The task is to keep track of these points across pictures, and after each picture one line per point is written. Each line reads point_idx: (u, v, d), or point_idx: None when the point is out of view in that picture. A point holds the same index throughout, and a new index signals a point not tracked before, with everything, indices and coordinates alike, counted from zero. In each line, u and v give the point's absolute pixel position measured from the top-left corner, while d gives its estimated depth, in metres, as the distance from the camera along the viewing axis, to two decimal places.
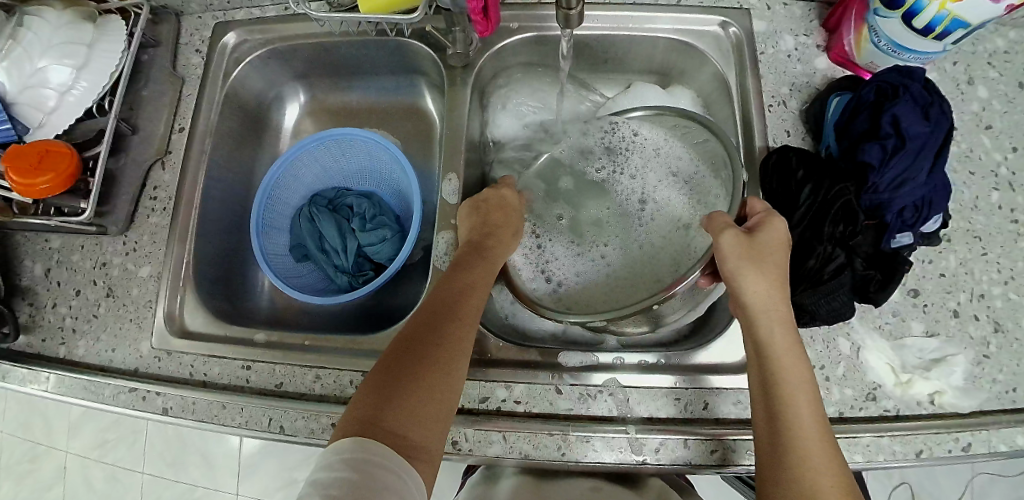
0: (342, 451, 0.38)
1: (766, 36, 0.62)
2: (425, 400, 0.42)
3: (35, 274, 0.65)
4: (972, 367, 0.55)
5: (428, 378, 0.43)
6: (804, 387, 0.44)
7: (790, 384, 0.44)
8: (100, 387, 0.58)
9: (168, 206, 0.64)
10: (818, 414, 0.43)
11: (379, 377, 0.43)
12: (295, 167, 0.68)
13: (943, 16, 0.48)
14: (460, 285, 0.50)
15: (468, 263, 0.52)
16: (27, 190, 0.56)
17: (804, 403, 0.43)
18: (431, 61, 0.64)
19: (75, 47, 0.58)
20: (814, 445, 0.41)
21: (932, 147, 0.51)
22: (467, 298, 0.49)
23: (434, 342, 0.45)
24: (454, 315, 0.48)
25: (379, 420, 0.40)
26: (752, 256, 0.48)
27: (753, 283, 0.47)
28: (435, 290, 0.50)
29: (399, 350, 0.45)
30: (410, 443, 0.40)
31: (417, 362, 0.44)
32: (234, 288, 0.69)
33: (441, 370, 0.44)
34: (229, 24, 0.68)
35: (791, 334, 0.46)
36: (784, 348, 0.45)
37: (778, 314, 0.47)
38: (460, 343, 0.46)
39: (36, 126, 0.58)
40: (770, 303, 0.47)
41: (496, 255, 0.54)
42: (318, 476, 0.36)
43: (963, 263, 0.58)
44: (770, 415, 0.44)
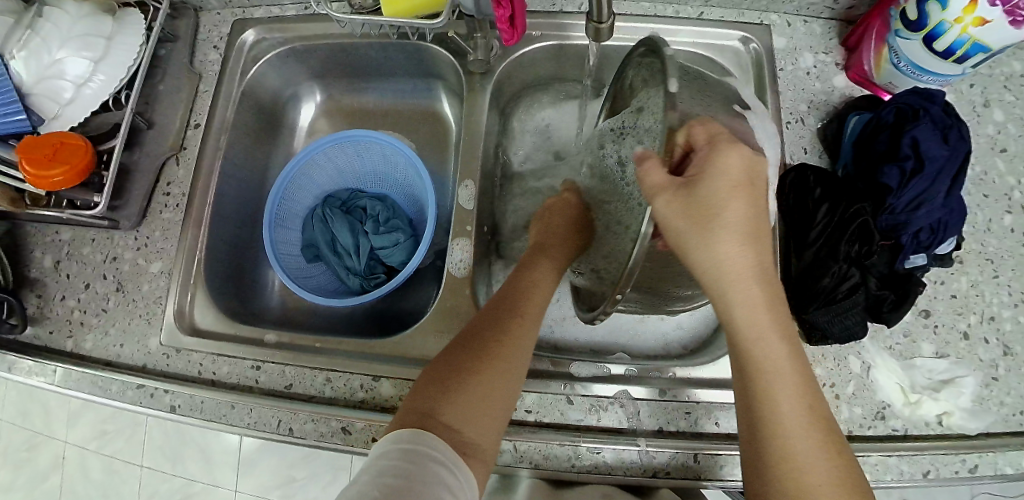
0: (400, 441, 0.38)
1: (786, 53, 0.63)
2: (486, 395, 0.42)
3: (45, 266, 0.64)
4: (981, 389, 0.55)
5: (488, 369, 0.43)
6: (787, 376, 0.39)
7: (767, 378, 0.39)
8: (107, 383, 0.58)
9: (181, 202, 0.64)
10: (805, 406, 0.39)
11: (435, 372, 0.44)
12: (309, 167, 0.68)
13: (964, 39, 0.49)
14: (522, 286, 0.51)
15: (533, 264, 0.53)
16: (39, 181, 0.56)
17: (786, 397, 0.39)
18: (451, 67, 0.64)
19: (94, 39, 0.58)
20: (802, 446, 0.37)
21: (949, 171, 0.52)
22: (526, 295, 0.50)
23: (493, 336, 0.45)
24: (516, 310, 0.48)
25: (435, 414, 0.40)
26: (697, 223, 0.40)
27: (710, 258, 0.40)
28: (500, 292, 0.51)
29: (455, 345, 0.45)
30: (465, 438, 0.40)
31: (477, 356, 0.44)
32: (244, 286, 0.68)
33: (503, 364, 0.44)
34: (248, 21, 0.67)
35: (766, 313, 0.40)
36: (756, 335, 0.40)
37: (748, 292, 0.40)
38: (520, 338, 0.46)
39: (51, 117, 0.58)
40: (737, 281, 0.40)
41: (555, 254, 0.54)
42: (375, 465, 0.37)
43: (974, 285, 0.59)
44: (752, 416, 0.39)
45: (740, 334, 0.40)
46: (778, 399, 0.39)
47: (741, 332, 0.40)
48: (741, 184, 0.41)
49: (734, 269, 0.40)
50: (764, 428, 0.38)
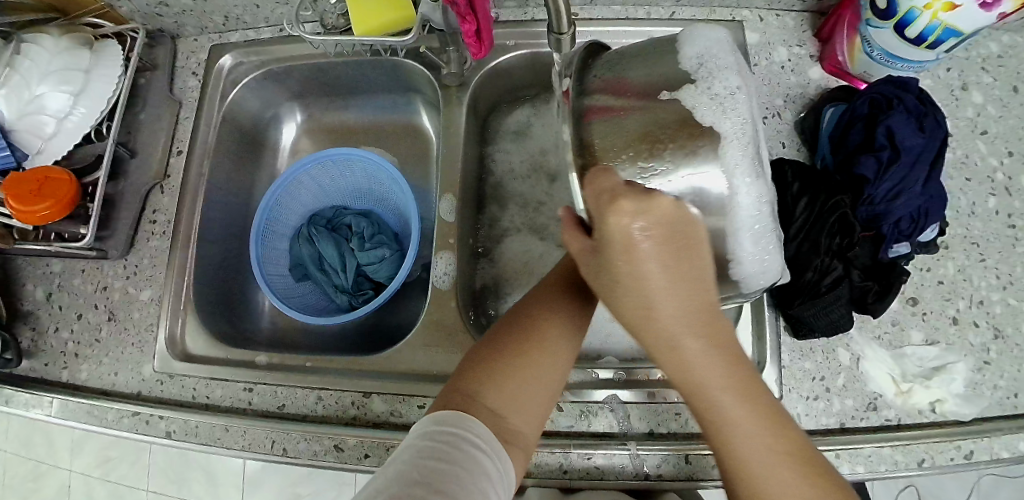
0: (444, 422, 0.37)
1: (759, 48, 0.63)
2: (534, 385, 0.42)
3: (37, 298, 0.65)
4: (973, 374, 0.55)
5: (533, 354, 0.43)
6: (750, 428, 0.36)
7: (727, 433, 0.37)
8: (104, 412, 0.59)
9: (168, 229, 0.64)
10: (779, 455, 0.36)
11: (487, 354, 0.43)
12: (293, 187, 0.69)
13: (935, 26, 0.49)
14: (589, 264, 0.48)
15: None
16: (26, 216, 0.56)
17: (750, 453, 0.36)
18: (427, 81, 0.64)
19: (72, 73, 0.58)
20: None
21: (926, 159, 0.52)
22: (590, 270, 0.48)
23: (543, 317, 0.45)
24: (564, 291, 0.46)
25: (483, 400, 0.40)
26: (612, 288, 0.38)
27: (624, 311, 0.38)
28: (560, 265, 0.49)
29: (506, 328, 0.45)
30: (510, 430, 0.40)
31: (531, 346, 0.43)
32: (236, 308, 0.69)
33: (549, 351, 0.43)
34: (225, 46, 0.68)
35: (717, 366, 0.36)
36: (708, 393, 0.37)
37: (694, 352, 0.36)
38: (572, 321, 0.45)
39: (35, 152, 0.58)
40: (677, 340, 0.36)
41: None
42: (415, 444, 0.36)
43: (962, 270, 0.58)
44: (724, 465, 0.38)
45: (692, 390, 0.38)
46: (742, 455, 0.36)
47: (692, 390, 0.37)
48: (635, 237, 0.34)
49: (668, 329, 0.37)
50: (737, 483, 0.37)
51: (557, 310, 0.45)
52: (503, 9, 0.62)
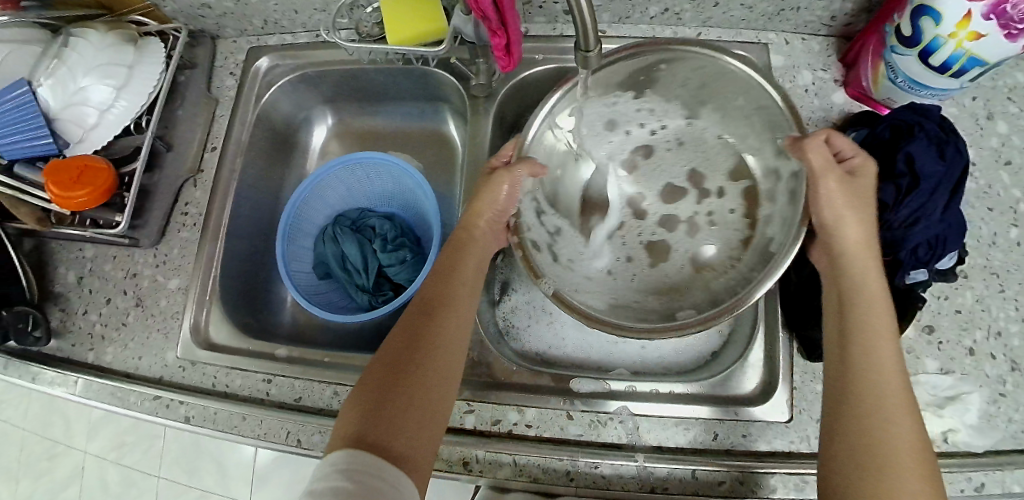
0: (337, 464, 0.38)
1: (784, 70, 0.64)
2: (423, 414, 0.43)
3: (68, 281, 0.68)
4: (988, 406, 0.55)
5: (410, 381, 0.44)
6: (902, 391, 0.42)
7: (888, 399, 0.41)
8: (126, 394, 0.61)
9: (198, 222, 0.67)
10: (913, 424, 0.41)
11: (371, 395, 0.43)
12: (321, 187, 0.71)
13: (959, 54, 0.49)
14: (453, 294, 0.51)
15: (454, 269, 0.52)
16: (64, 202, 0.59)
17: (903, 436, 0.40)
18: (455, 90, 0.66)
19: (116, 68, 0.61)
20: (902, 463, 0.39)
21: (946, 186, 0.52)
22: (455, 299, 0.50)
23: (417, 343, 0.47)
24: (431, 314, 0.49)
25: (373, 438, 0.40)
26: (852, 201, 0.48)
27: (850, 235, 0.47)
28: (418, 297, 0.51)
29: (379, 369, 0.45)
30: (406, 460, 0.41)
31: (411, 379, 0.45)
32: (258, 301, 0.71)
33: (425, 374, 0.45)
34: (262, 49, 0.70)
35: (890, 338, 0.44)
36: (880, 346, 0.43)
37: (879, 318, 0.44)
38: (444, 343, 0.47)
39: (76, 141, 0.61)
40: (871, 303, 0.45)
41: (468, 247, 0.54)
42: (315, 488, 0.36)
43: (980, 300, 0.58)
44: (861, 433, 0.40)
45: (874, 354, 0.43)
46: (899, 426, 0.40)
47: (869, 339, 0.44)
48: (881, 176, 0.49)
49: (865, 295, 0.46)
50: (850, 433, 0.41)
51: (429, 341, 0.47)
52: (532, 24, 0.64)
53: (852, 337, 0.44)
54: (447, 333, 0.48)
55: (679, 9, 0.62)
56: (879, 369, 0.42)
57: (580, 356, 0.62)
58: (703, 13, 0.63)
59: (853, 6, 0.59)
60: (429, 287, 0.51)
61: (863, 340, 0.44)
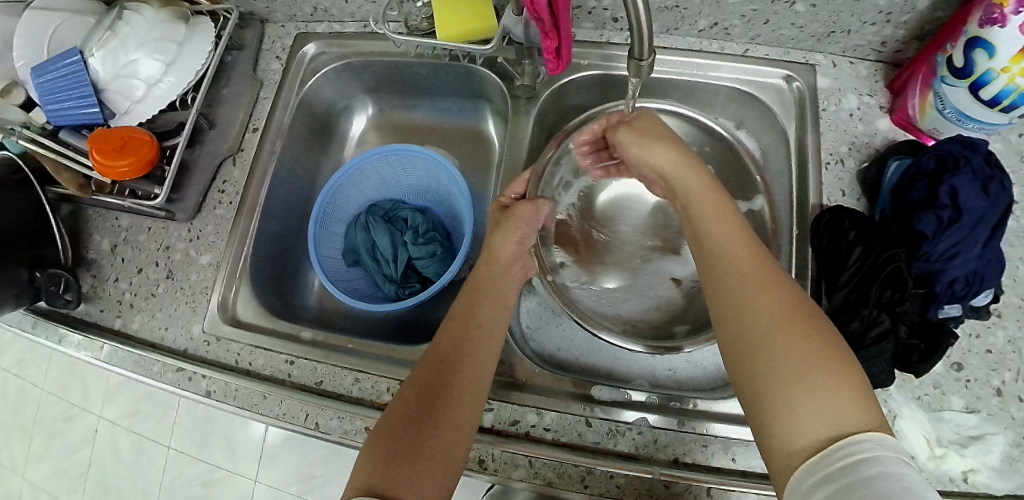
0: None
1: (829, 94, 0.63)
2: (437, 462, 0.42)
3: (102, 248, 0.69)
4: (1011, 449, 0.54)
5: (428, 427, 0.43)
6: (750, 278, 0.41)
7: (746, 307, 0.39)
8: (151, 364, 0.62)
9: (234, 200, 0.68)
10: (777, 300, 0.39)
11: (384, 444, 0.42)
12: (357, 176, 0.72)
13: (1010, 89, 0.48)
14: (471, 342, 0.49)
15: (471, 314, 0.51)
16: (106, 171, 0.60)
17: (762, 316, 0.38)
18: (498, 89, 0.67)
19: (168, 44, 0.62)
20: (770, 341, 0.37)
21: (988, 222, 0.51)
22: (472, 346, 0.49)
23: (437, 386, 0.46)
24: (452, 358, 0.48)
25: (384, 487, 0.39)
26: (645, 135, 0.52)
27: (655, 155, 0.51)
28: (435, 344, 0.49)
29: (394, 419, 0.44)
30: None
31: (427, 429, 0.43)
32: (285, 283, 0.72)
33: (446, 418, 0.44)
34: (310, 35, 0.71)
35: (742, 252, 0.42)
36: (720, 245, 0.44)
37: (715, 216, 0.46)
38: (465, 386, 0.46)
39: (122, 113, 0.62)
40: (703, 211, 0.46)
41: (491, 289, 0.54)
42: None
43: (1012, 341, 0.57)
44: (737, 345, 0.39)
45: (725, 270, 0.42)
46: (772, 330, 0.37)
47: (705, 244, 0.45)
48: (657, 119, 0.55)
49: (717, 221, 0.45)
50: (727, 345, 0.40)
51: (444, 388, 0.45)
52: (580, 30, 0.64)
53: (710, 258, 0.44)
54: (464, 380, 0.47)
55: (729, 24, 0.62)
56: (741, 280, 0.41)
57: (600, 364, 0.62)
58: (752, 30, 0.62)
59: (906, 34, 0.58)
60: (445, 334, 0.50)
61: (713, 262, 0.43)
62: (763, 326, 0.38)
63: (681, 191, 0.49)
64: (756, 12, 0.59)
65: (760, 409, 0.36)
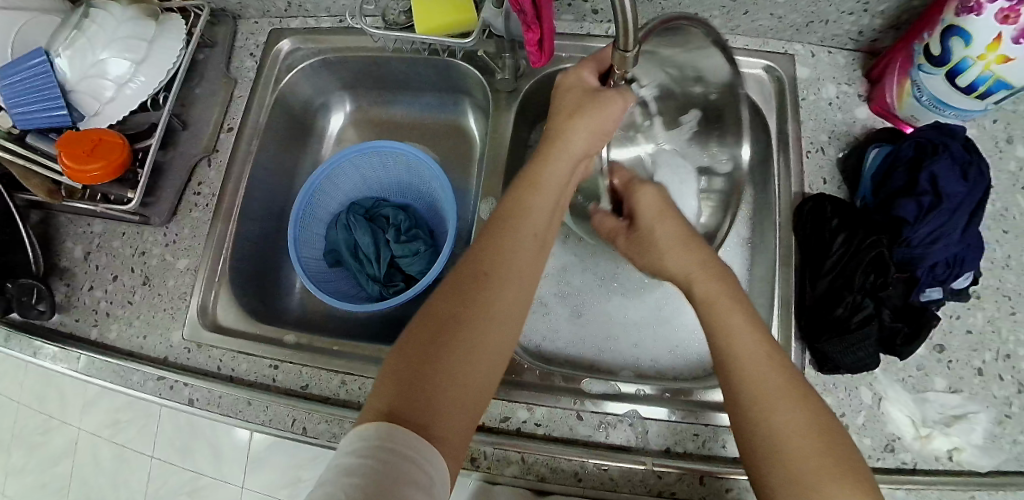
0: (366, 438, 0.33)
1: (808, 83, 0.64)
2: (469, 396, 0.38)
3: (75, 256, 0.67)
4: (993, 426, 0.55)
5: (457, 354, 0.38)
6: (763, 378, 0.40)
7: (764, 419, 0.39)
8: (130, 373, 0.60)
9: (211, 202, 0.66)
10: (789, 406, 0.39)
11: (413, 362, 0.38)
12: (336, 174, 0.70)
13: (987, 76, 0.49)
14: (514, 256, 0.43)
15: (516, 220, 0.45)
16: (76, 175, 0.58)
17: (775, 419, 0.39)
18: (478, 83, 0.66)
19: (136, 42, 0.60)
20: (786, 445, 0.38)
21: (967, 207, 0.52)
22: (514, 256, 0.44)
23: (469, 306, 0.40)
24: (488, 278, 0.42)
25: (410, 414, 0.35)
26: (647, 244, 0.54)
27: (675, 260, 0.51)
28: (474, 250, 0.44)
29: (421, 335, 0.39)
30: (447, 444, 0.35)
31: (461, 351, 0.38)
32: (267, 286, 0.70)
33: (479, 343, 0.39)
34: (285, 31, 0.70)
35: (757, 359, 0.42)
36: (735, 339, 0.43)
37: (727, 307, 0.45)
38: (503, 309, 0.41)
39: (91, 114, 0.60)
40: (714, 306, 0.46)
41: (545, 187, 0.48)
42: (341, 463, 0.32)
43: (991, 322, 0.58)
44: (756, 444, 0.39)
45: (741, 379, 0.41)
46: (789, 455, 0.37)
47: (717, 335, 0.44)
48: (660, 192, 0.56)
49: (730, 322, 0.44)
50: (742, 437, 0.40)
51: (478, 305, 0.40)
52: (559, 22, 0.64)
53: (725, 360, 0.43)
54: (503, 295, 0.42)
55: (708, 14, 0.62)
56: (758, 399, 0.40)
57: (585, 356, 0.62)
58: (731, 20, 0.63)
59: (882, 22, 0.59)
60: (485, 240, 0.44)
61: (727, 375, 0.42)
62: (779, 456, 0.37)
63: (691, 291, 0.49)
64: (735, 2, 0.59)
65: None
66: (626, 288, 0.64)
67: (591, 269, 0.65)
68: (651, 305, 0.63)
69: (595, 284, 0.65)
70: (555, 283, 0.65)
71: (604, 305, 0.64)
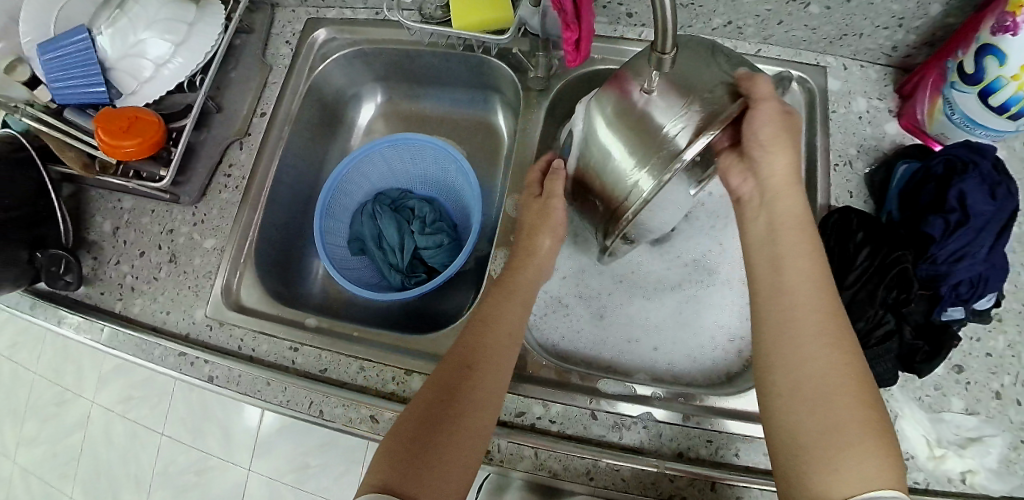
0: None
1: (839, 96, 0.64)
2: (453, 478, 0.43)
3: (104, 230, 0.68)
4: (1009, 451, 0.54)
5: (442, 435, 0.44)
6: (821, 324, 0.42)
7: (818, 361, 0.41)
8: (153, 348, 0.61)
9: (239, 184, 0.67)
10: (841, 355, 0.41)
11: (402, 448, 0.43)
12: (364, 163, 0.71)
13: (1019, 97, 0.48)
14: (496, 348, 0.49)
15: (497, 319, 0.51)
16: (111, 150, 0.59)
17: (826, 365, 0.40)
18: (510, 82, 0.67)
19: (177, 24, 0.61)
20: (834, 389, 0.39)
21: (994, 226, 0.52)
22: (489, 352, 0.49)
23: (455, 392, 0.46)
24: (475, 365, 0.48)
25: (403, 490, 0.40)
26: (784, 129, 0.47)
27: (780, 160, 0.48)
28: (459, 342, 0.50)
29: (413, 417, 0.45)
30: None
31: (441, 440, 0.44)
32: (288, 270, 0.71)
33: (463, 425, 0.45)
34: (321, 21, 0.71)
35: (819, 302, 0.43)
36: (799, 280, 0.44)
37: (804, 243, 0.46)
38: (487, 394, 0.47)
39: (128, 93, 0.62)
40: (788, 246, 0.46)
41: (521, 291, 0.54)
42: None
43: (1012, 345, 0.58)
44: (801, 388, 0.40)
45: (801, 321, 0.42)
46: (828, 397, 0.39)
47: (781, 274, 0.45)
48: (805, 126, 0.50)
49: (799, 265, 0.45)
50: (788, 379, 0.41)
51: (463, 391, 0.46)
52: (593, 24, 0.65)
53: (787, 301, 0.44)
54: (483, 383, 0.47)
55: (742, 23, 0.62)
56: (817, 341, 0.41)
57: (600, 356, 0.62)
58: (765, 30, 0.63)
59: (917, 39, 0.59)
60: (467, 336, 0.50)
61: (782, 315, 0.44)
62: (818, 396, 0.40)
63: (770, 210, 0.48)
64: (771, 13, 0.60)
65: (811, 449, 0.39)
66: (644, 291, 0.65)
67: (610, 271, 0.66)
68: (669, 309, 0.64)
69: (613, 286, 0.65)
70: (573, 285, 0.65)
71: (622, 307, 0.64)
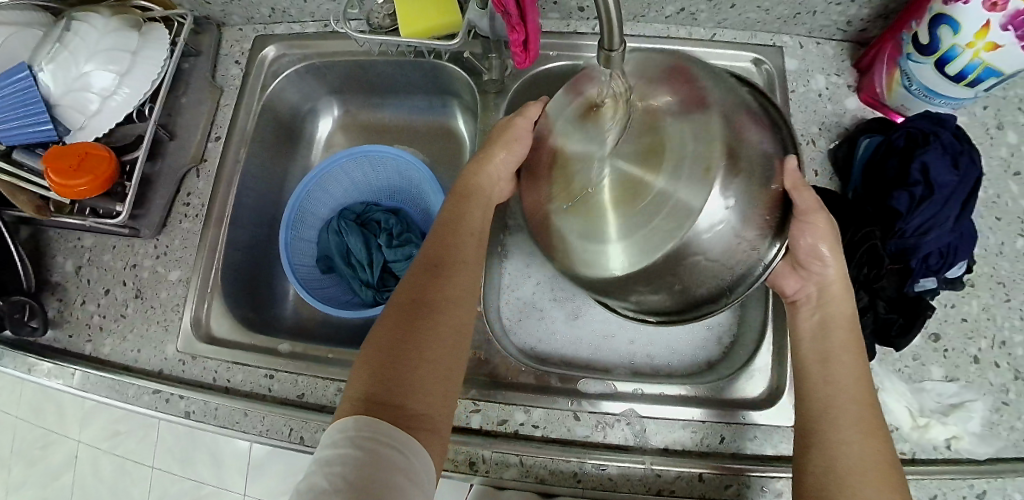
0: (348, 429, 0.35)
1: (798, 75, 0.63)
2: (439, 385, 0.40)
3: (66, 270, 0.66)
4: (990, 414, 0.55)
5: (424, 339, 0.41)
6: (857, 410, 0.42)
7: (852, 444, 0.40)
8: (125, 387, 0.60)
9: (201, 213, 0.66)
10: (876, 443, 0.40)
11: (380, 357, 0.40)
12: (326, 180, 0.70)
13: (975, 64, 0.49)
14: (465, 253, 0.48)
15: (460, 226, 0.50)
16: (64, 190, 0.57)
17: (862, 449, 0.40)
18: (466, 84, 0.66)
19: (119, 54, 0.59)
20: (866, 471, 0.39)
21: (959, 196, 0.52)
22: (460, 258, 0.47)
23: (432, 297, 0.44)
24: (449, 271, 0.46)
25: (388, 398, 0.38)
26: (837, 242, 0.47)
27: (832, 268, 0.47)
28: (426, 252, 0.47)
29: (388, 326, 0.42)
30: (425, 422, 0.38)
31: (422, 341, 0.41)
32: (260, 295, 0.70)
33: (444, 328, 0.42)
34: (270, 37, 0.70)
35: (863, 393, 0.43)
36: (838, 364, 0.44)
37: (844, 330, 0.46)
38: (463, 298, 0.45)
39: (77, 128, 0.59)
40: (835, 335, 0.46)
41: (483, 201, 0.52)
42: (324, 454, 0.34)
43: (985, 309, 0.58)
44: (834, 466, 0.40)
45: (842, 405, 0.42)
46: (865, 480, 0.38)
47: (821, 359, 0.45)
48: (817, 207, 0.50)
49: (841, 350, 0.45)
50: (819, 456, 0.41)
51: (440, 297, 0.44)
52: (546, 21, 0.64)
53: (826, 383, 0.44)
54: (454, 289, 0.45)
55: (694, 9, 0.62)
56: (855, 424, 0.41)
57: (581, 355, 0.62)
58: (718, 14, 0.62)
59: (870, 12, 0.59)
60: (435, 245, 0.48)
61: (829, 399, 0.43)
62: (865, 482, 0.38)
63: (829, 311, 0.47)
64: None
65: None
66: None
67: None
68: None
69: None
70: (548, 287, 0.65)
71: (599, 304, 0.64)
